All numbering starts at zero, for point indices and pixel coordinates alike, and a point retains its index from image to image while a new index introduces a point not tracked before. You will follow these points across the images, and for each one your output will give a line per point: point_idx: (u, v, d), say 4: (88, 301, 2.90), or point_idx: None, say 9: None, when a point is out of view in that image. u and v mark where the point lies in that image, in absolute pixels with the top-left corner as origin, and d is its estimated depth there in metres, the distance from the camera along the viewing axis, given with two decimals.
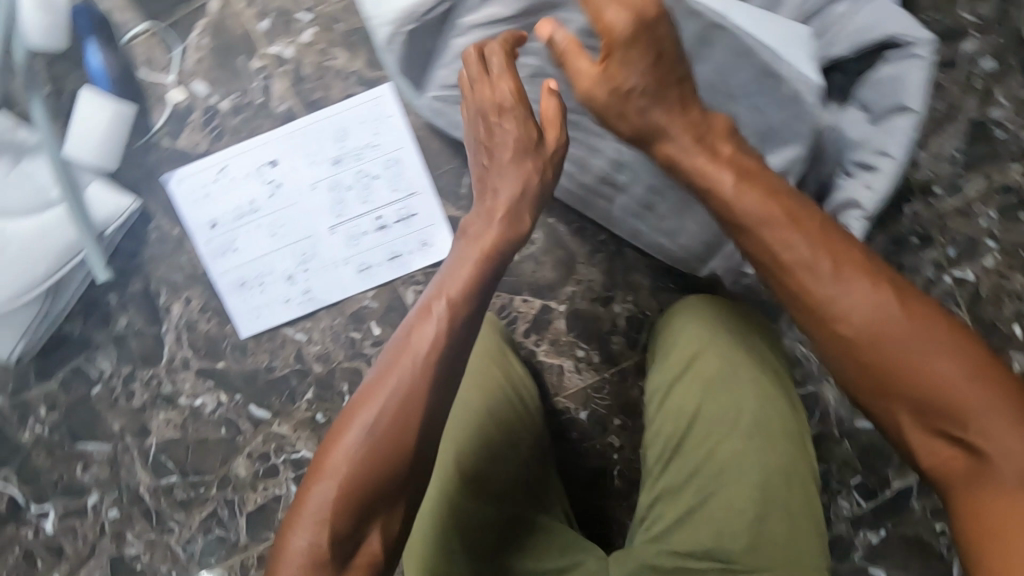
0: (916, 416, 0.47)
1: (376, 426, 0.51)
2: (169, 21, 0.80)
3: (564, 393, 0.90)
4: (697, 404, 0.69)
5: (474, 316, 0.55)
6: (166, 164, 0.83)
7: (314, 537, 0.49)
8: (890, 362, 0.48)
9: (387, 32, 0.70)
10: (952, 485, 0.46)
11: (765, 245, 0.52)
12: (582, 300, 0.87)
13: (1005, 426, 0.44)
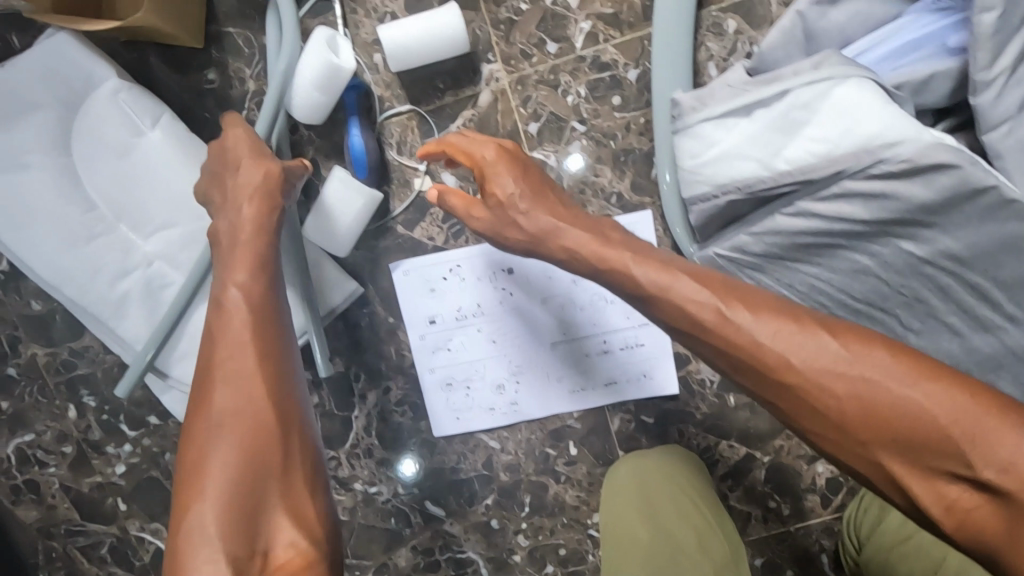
0: (900, 463, 0.42)
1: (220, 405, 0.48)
2: (432, 105, 0.73)
3: (746, 538, 0.88)
4: None
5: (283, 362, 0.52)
6: (397, 253, 0.78)
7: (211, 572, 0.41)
8: (872, 412, 0.42)
9: (704, 190, 0.64)
10: (993, 536, 0.40)
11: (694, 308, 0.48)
12: (787, 454, 0.85)
13: (1007, 447, 0.39)
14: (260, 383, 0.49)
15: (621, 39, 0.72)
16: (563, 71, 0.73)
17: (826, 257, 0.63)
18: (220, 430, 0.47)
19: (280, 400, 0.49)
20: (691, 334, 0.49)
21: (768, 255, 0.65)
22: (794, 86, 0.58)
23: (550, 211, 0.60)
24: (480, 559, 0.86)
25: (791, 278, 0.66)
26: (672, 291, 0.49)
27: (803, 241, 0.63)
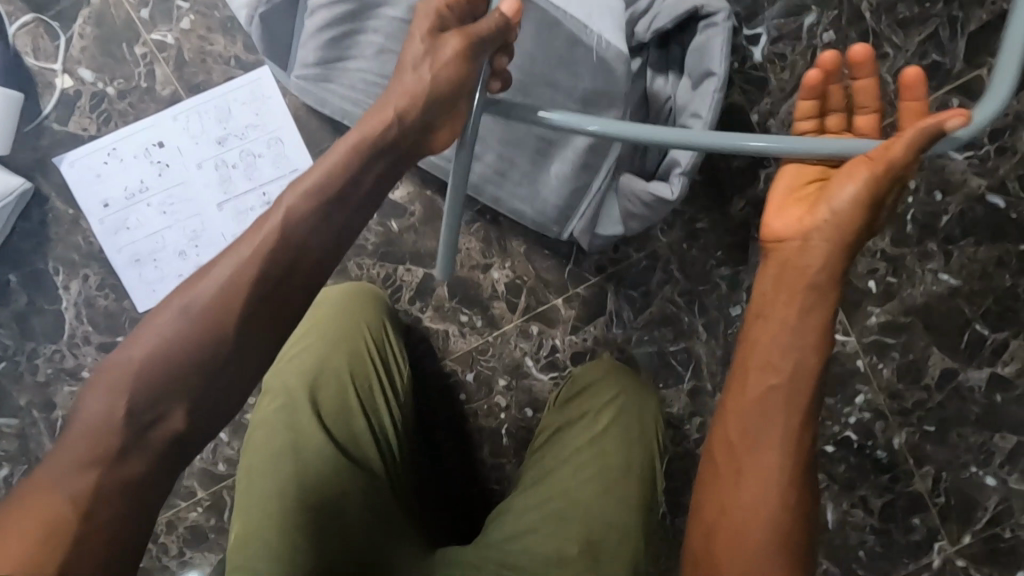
0: (751, 459, 0.60)
1: (184, 360, 0.53)
2: (52, 11, 0.85)
3: (451, 356, 0.95)
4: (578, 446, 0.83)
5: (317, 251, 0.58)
6: (57, 147, 0.87)
7: (139, 351, 0.53)
8: (797, 472, 0.60)
9: (246, 12, 0.76)
10: (716, 526, 0.60)
11: (795, 282, 0.63)
12: (462, 267, 0.92)
13: (767, 509, 0.58)
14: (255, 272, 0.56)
15: None
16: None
17: (353, 46, 0.76)
18: (177, 391, 0.52)
19: (232, 291, 0.55)
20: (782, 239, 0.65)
21: (318, 59, 0.77)
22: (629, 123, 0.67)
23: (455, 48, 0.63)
24: None
25: (347, 76, 0.77)
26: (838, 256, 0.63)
27: (328, 34, 0.76)
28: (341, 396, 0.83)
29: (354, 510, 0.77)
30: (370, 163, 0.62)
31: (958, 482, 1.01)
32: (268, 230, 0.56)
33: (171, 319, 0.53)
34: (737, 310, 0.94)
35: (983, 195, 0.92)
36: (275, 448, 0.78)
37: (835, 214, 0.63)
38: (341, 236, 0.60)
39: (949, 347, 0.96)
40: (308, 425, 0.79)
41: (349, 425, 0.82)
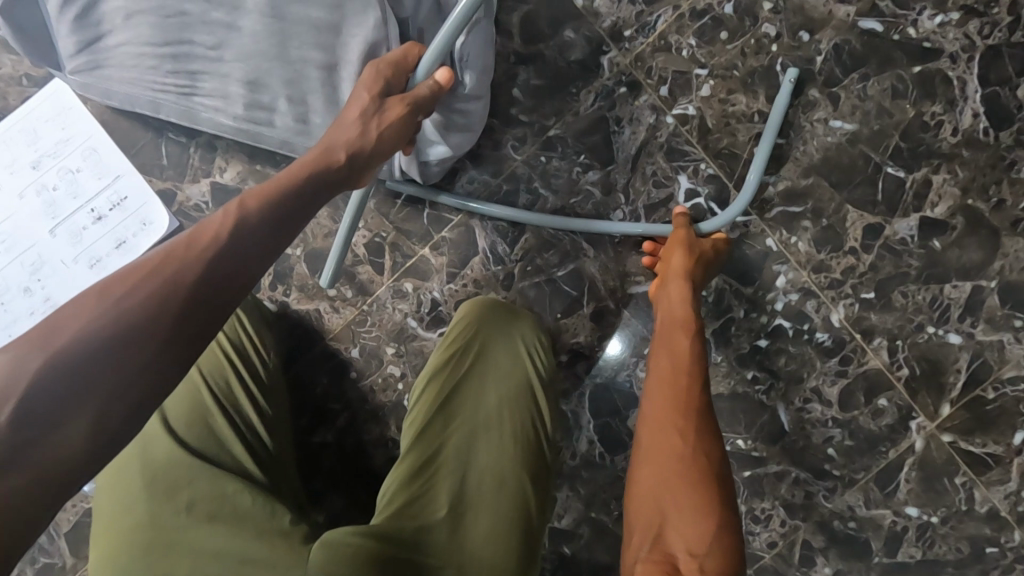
0: (652, 435, 0.67)
1: (85, 369, 0.41)
2: None
3: (329, 335, 0.88)
4: (477, 401, 0.72)
5: (258, 256, 0.52)
6: None
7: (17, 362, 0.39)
8: (692, 452, 0.64)
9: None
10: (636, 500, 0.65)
11: (668, 315, 0.75)
12: (315, 238, 0.86)
13: (670, 478, 0.63)
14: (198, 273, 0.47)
15: None
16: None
17: (105, 19, 0.71)
18: (76, 405, 0.40)
19: (175, 284, 0.45)
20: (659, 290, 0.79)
21: (79, 47, 0.72)
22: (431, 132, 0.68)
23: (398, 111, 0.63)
24: None
25: (115, 57, 0.72)
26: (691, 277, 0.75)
27: (74, 13, 0.70)
28: (196, 398, 0.70)
29: (230, 521, 0.63)
30: (311, 181, 0.57)
31: (917, 348, 0.89)
32: (208, 238, 0.49)
33: (75, 320, 0.42)
34: (618, 215, 0.86)
35: (854, 24, 0.83)
36: (122, 471, 0.66)
37: (666, 264, 0.77)
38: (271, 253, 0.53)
39: (864, 200, 0.86)
40: (154, 439, 0.67)
41: (203, 426, 0.69)
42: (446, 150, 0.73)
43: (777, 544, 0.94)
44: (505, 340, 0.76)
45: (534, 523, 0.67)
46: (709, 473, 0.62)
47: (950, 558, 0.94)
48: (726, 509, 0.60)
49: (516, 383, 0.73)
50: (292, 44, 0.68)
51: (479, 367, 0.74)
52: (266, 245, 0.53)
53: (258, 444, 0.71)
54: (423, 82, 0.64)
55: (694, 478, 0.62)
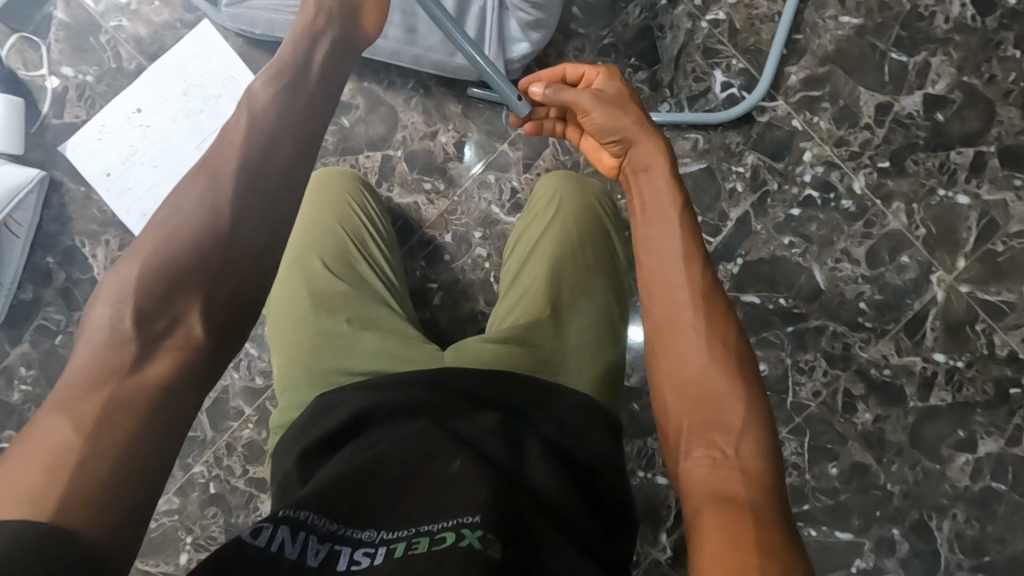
0: (688, 342, 0.62)
1: (176, 267, 0.53)
2: (30, 28, 1.03)
3: (426, 224, 1.05)
4: (563, 247, 0.88)
5: (275, 129, 0.61)
6: (60, 137, 1.04)
7: (127, 275, 0.52)
8: (723, 350, 0.61)
9: None
10: (675, 405, 0.61)
11: (642, 203, 0.72)
12: (413, 141, 1.04)
13: (711, 380, 0.59)
14: (233, 161, 0.58)
15: None
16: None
17: None
18: (178, 293, 0.52)
19: (218, 189, 0.56)
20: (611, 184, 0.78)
21: None
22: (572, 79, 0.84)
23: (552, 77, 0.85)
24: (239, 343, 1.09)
25: None
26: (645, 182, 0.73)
27: None
28: (342, 249, 0.89)
29: (383, 330, 0.81)
30: (299, 55, 0.66)
31: (931, 210, 1.03)
32: (236, 132, 0.60)
33: (162, 236, 0.54)
34: (665, 106, 1.02)
35: None
36: (295, 297, 0.83)
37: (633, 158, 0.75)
38: (294, 126, 0.62)
39: (874, 82, 1.01)
40: (318, 277, 0.85)
41: (353, 267, 0.88)
42: (527, 46, 0.91)
43: (822, 394, 1.07)
44: (578, 200, 0.93)
45: (620, 329, 0.83)
46: (738, 370, 0.60)
47: (979, 399, 1.06)
48: (757, 394, 0.59)
49: (589, 233, 0.90)
50: None
51: (558, 223, 0.91)
52: (281, 114, 0.62)
53: (391, 286, 0.89)
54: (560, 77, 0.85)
55: (726, 372, 0.60)
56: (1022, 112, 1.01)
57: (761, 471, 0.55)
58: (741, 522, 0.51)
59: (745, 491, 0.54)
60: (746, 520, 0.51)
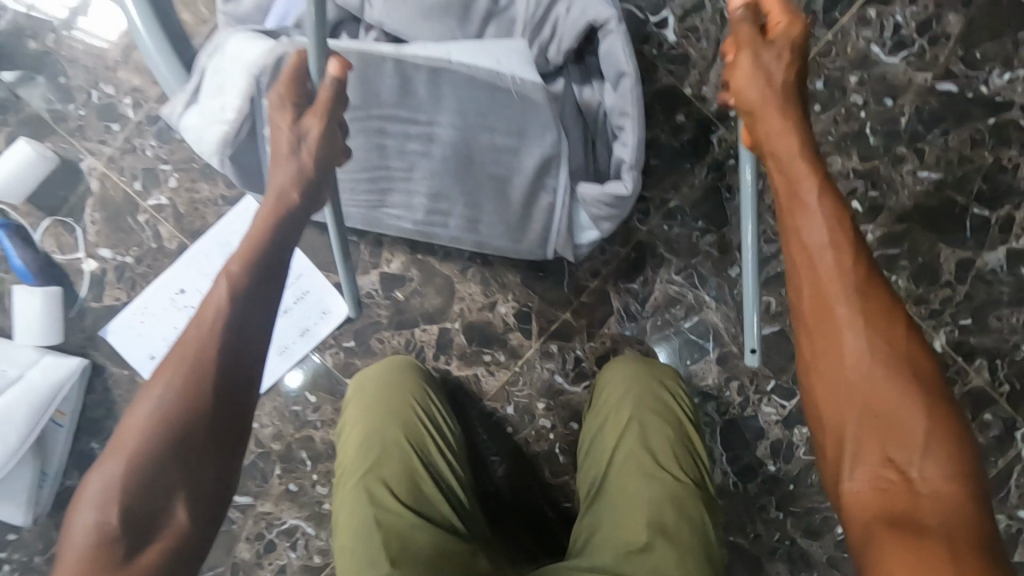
0: (858, 339, 0.56)
1: (161, 459, 0.55)
2: (64, 211, 0.97)
3: (487, 396, 1.00)
4: (638, 440, 0.86)
5: (249, 293, 0.63)
6: (101, 320, 0.99)
7: (109, 472, 0.54)
8: (907, 361, 0.54)
9: (218, 160, 0.81)
10: (842, 425, 0.55)
11: (786, 176, 0.64)
12: (471, 312, 0.99)
13: (890, 391, 0.53)
14: (207, 338, 0.60)
15: (155, 95, 0.95)
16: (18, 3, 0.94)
17: None
18: (169, 490, 0.54)
19: (195, 371, 0.58)
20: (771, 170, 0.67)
21: None
22: (775, 37, 0.66)
23: (750, 56, 0.67)
24: (298, 520, 1.03)
25: None
26: (790, 164, 0.65)
27: None
28: (410, 461, 0.86)
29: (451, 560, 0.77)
30: (273, 211, 0.69)
31: (1015, 364, 0.99)
32: (209, 313, 0.61)
33: (139, 433, 0.55)
34: (735, 270, 0.97)
35: (932, 87, 0.94)
36: (361, 534, 0.78)
37: (768, 140, 0.67)
38: (263, 287, 0.65)
39: (954, 238, 0.96)
40: (384, 498, 0.81)
41: (419, 487, 0.84)
42: (597, 233, 0.84)
43: None
44: (655, 388, 0.91)
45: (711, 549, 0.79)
46: (915, 372, 0.54)
47: None
48: (949, 413, 0.52)
49: (667, 423, 0.88)
50: (477, 164, 0.80)
51: (632, 412, 0.89)
52: (256, 289, 0.64)
53: (460, 503, 0.87)
54: (778, 41, 0.66)
55: (908, 381, 0.53)
56: None
57: (951, 488, 0.50)
58: (932, 557, 0.46)
59: (934, 518, 0.49)
60: (936, 552, 0.46)
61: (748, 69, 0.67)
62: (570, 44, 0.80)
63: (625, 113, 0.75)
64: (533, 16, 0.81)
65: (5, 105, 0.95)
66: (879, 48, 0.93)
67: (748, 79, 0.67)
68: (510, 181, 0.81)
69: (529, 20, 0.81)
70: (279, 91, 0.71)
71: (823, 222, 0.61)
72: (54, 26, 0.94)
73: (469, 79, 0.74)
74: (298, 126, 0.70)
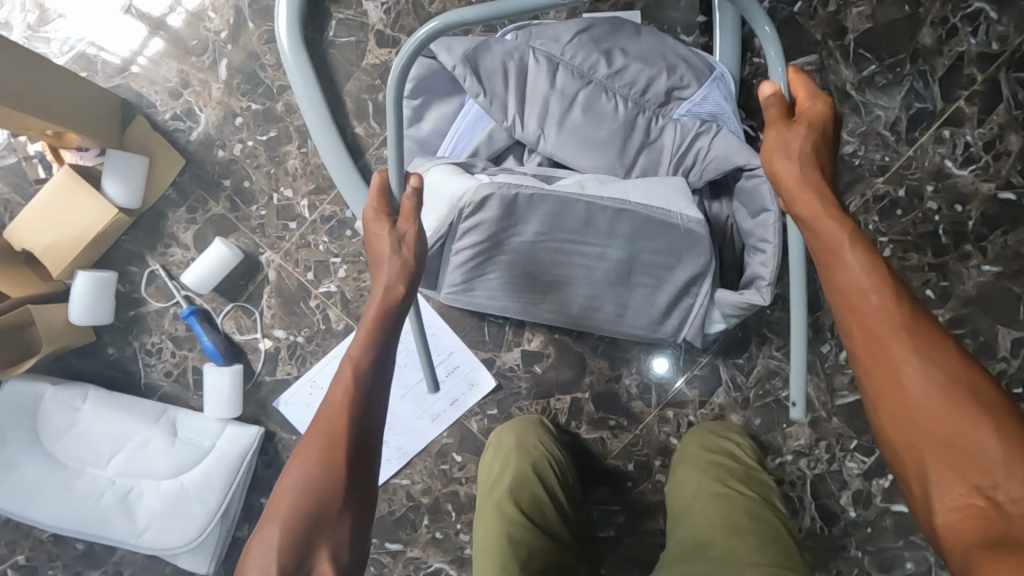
0: (919, 371, 0.59)
1: (309, 522, 0.65)
2: (244, 297, 1.10)
3: (611, 455, 1.15)
4: (710, 466, 1.01)
5: (366, 372, 0.75)
6: (275, 391, 1.12)
7: (265, 537, 0.64)
8: (967, 383, 0.58)
9: None
10: (920, 452, 0.58)
11: (820, 229, 0.69)
12: (599, 383, 1.14)
13: (951, 414, 0.56)
14: (336, 415, 0.71)
15: (329, 197, 1.08)
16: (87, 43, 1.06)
17: (490, 267, 0.96)
18: (314, 547, 0.64)
19: (330, 442, 0.69)
20: (801, 226, 0.72)
21: (463, 281, 0.98)
22: (806, 113, 0.75)
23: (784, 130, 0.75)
24: (443, 564, 1.17)
25: (490, 284, 0.98)
26: (819, 219, 0.70)
27: (469, 265, 0.96)
28: (533, 488, 1.01)
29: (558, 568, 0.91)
30: (378, 301, 0.81)
31: None
32: (336, 396, 0.73)
33: (288, 502, 0.66)
34: (827, 345, 1.15)
35: (995, 195, 1.11)
36: (493, 545, 0.92)
37: (798, 197, 0.72)
38: (379, 369, 0.77)
39: (1011, 321, 1.14)
40: (509, 513, 0.96)
41: (544, 516, 0.99)
42: (724, 325, 0.99)
43: None
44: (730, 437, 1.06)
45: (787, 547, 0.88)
46: (983, 399, 0.57)
47: None
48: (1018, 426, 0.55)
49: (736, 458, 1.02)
50: (633, 275, 0.95)
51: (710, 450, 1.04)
52: (375, 369, 0.76)
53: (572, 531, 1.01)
54: (807, 115, 0.75)
55: (972, 404, 0.56)
56: None
57: None
58: None
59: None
60: None
61: (783, 142, 0.74)
62: (711, 175, 0.95)
63: (767, 242, 0.90)
64: (679, 150, 0.96)
65: (194, 205, 1.08)
66: (951, 162, 1.10)
67: (783, 162, 0.74)
68: (660, 288, 0.96)
69: (676, 153, 0.96)
70: (372, 204, 0.84)
71: (859, 264, 0.65)
72: (118, 63, 1.06)
73: (646, 217, 0.88)
74: (395, 230, 0.83)
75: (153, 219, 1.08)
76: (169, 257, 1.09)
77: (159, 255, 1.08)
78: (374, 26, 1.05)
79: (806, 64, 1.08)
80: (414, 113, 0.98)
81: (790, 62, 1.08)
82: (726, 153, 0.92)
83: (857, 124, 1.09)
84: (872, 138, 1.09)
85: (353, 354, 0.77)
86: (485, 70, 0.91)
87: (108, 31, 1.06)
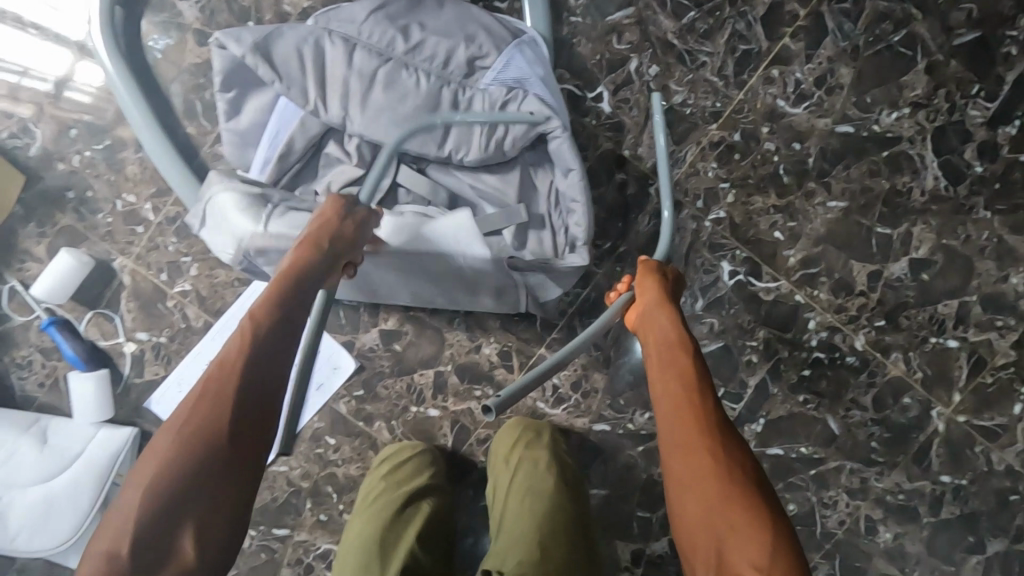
0: (713, 467, 0.70)
1: (172, 496, 0.59)
2: (103, 303, 1.13)
3: (481, 425, 1.17)
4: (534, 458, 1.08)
5: (259, 349, 0.70)
6: (144, 393, 1.15)
7: (126, 501, 0.58)
8: (752, 488, 0.68)
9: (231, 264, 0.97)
10: (703, 530, 0.66)
11: (663, 351, 0.86)
12: (460, 355, 1.16)
13: (726, 508, 0.66)
14: (224, 387, 0.66)
15: (172, 199, 1.11)
16: (14, 72, 1.10)
17: None
18: (175, 524, 0.58)
19: (206, 414, 0.63)
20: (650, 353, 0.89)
21: None
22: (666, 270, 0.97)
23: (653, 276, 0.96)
24: (330, 546, 1.19)
25: None
26: (663, 349, 0.86)
27: None
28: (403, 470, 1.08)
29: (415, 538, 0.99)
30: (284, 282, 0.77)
31: (926, 355, 1.16)
32: (227, 364, 0.68)
33: (157, 464, 0.60)
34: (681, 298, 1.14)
35: (832, 130, 1.10)
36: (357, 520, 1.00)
37: (655, 322, 0.90)
38: (268, 350, 0.70)
39: (864, 254, 1.13)
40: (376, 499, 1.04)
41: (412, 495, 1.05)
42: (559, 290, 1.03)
43: (846, 522, 1.21)
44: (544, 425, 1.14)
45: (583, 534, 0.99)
46: (761, 501, 0.67)
47: (984, 509, 1.18)
48: (783, 534, 0.64)
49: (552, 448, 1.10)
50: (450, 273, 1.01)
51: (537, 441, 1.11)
52: (273, 351, 0.71)
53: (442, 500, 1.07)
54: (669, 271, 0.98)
55: (747, 504, 0.66)
56: (997, 263, 1.13)
57: None
58: None
59: None
60: None
61: (652, 287, 0.95)
62: (522, 139, 0.98)
63: (575, 200, 0.97)
64: (488, 119, 0.97)
65: (43, 219, 1.11)
66: (784, 101, 1.09)
67: (651, 283, 0.95)
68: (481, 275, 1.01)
69: (486, 119, 0.97)
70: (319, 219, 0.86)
71: (686, 377, 0.80)
72: None
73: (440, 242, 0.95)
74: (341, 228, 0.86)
75: (5, 236, 1.11)
76: (25, 271, 1.12)
77: (15, 270, 1.12)
78: (192, 26, 1.08)
79: (624, 18, 1.08)
80: (229, 106, 1.00)
81: (607, 18, 1.09)
82: (529, 115, 0.96)
83: (684, 73, 1.09)
84: (699, 86, 1.09)
85: (249, 320, 0.72)
86: (280, 59, 0.93)
87: (35, 58, 1.10)
